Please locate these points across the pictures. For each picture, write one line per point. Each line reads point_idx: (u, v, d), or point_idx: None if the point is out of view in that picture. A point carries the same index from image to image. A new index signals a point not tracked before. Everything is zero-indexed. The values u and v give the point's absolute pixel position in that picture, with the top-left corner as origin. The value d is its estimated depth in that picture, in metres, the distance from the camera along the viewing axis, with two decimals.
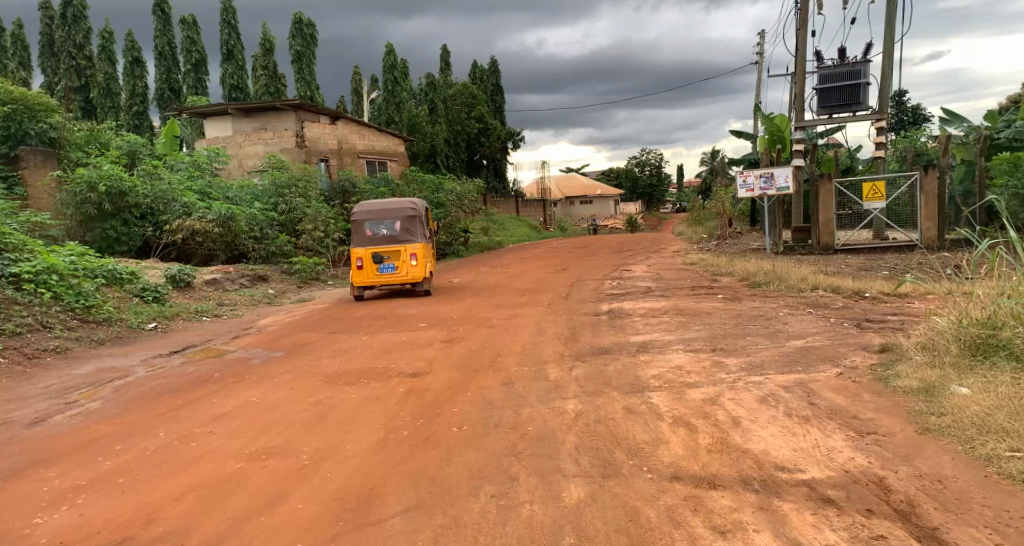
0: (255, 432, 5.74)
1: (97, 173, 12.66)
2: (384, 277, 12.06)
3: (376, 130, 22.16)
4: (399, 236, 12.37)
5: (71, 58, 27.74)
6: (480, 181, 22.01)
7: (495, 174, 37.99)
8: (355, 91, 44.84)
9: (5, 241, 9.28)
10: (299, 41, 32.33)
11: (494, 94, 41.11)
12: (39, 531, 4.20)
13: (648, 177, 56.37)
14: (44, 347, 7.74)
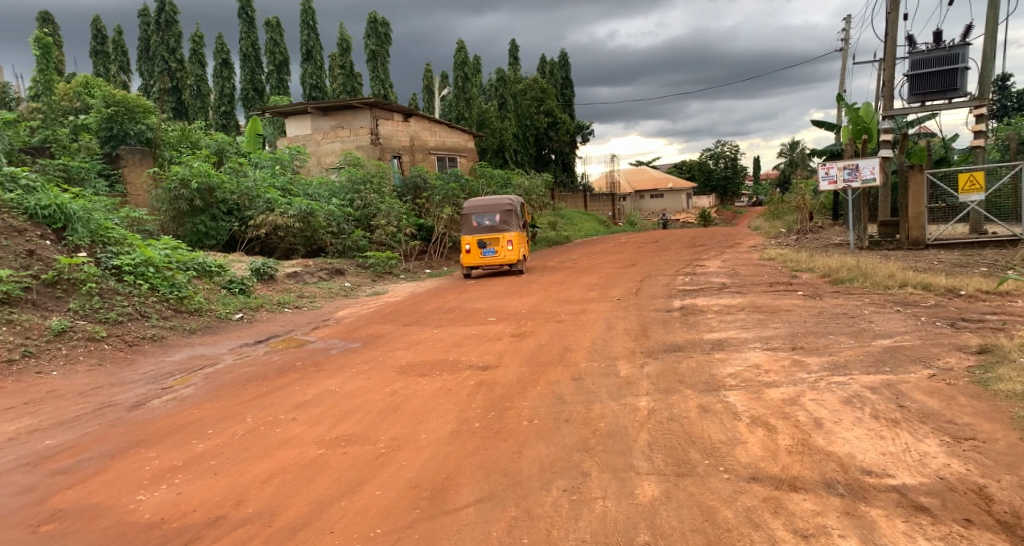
0: (334, 420, 5.96)
1: (189, 170, 13.42)
2: (485, 260, 14.01)
3: (447, 127, 22.48)
4: (498, 225, 14.26)
5: (164, 62, 29.38)
6: (549, 175, 22.01)
7: (565, 169, 37.76)
8: (427, 88, 45.63)
9: (109, 235, 9.97)
10: (374, 40, 33.20)
11: (564, 87, 40.97)
12: (142, 507, 4.50)
13: (723, 170, 54.56)
14: (143, 335, 8.27)
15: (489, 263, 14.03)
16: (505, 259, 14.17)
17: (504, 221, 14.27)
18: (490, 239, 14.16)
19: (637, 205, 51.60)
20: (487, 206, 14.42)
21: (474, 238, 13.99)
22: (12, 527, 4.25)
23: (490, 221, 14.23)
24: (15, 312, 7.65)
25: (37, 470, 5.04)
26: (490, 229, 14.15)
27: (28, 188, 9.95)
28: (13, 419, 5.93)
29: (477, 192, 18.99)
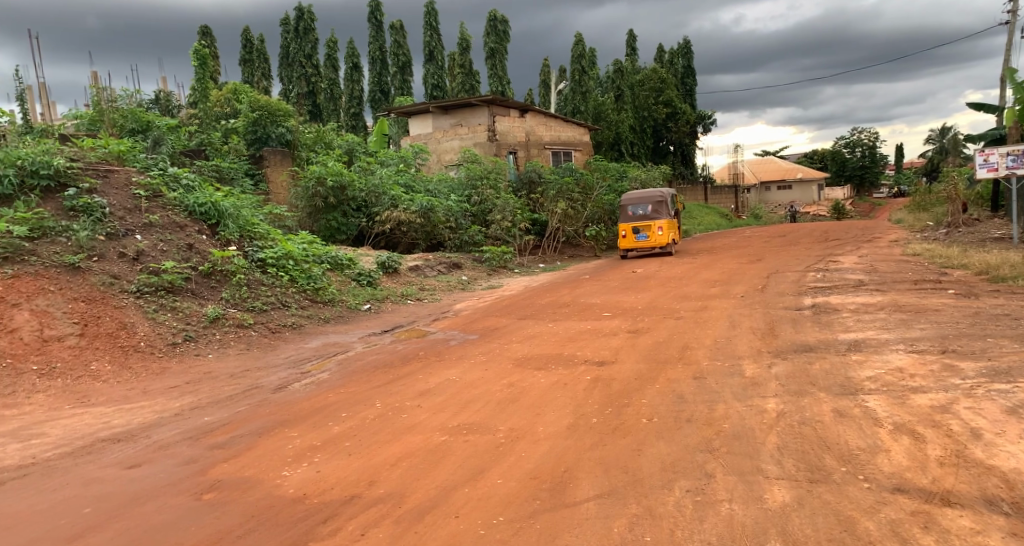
0: (456, 409, 6.15)
1: (325, 169, 14.33)
2: (639, 244, 16.23)
3: (563, 121, 22.49)
4: (650, 214, 16.31)
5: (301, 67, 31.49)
6: (667, 168, 21.50)
7: (683, 160, 36.77)
8: (544, 83, 45.90)
9: (255, 231, 10.86)
10: (494, 38, 33.83)
11: (684, 76, 39.82)
12: (286, 482, 4.87)
13: (859, 159, 50.35)
14: (284, 323, 8.94)
15: (642, 247, 16.28)
16: (657, 242, 16.38)
17: (656, 210, 16.46)
18: (643, 225, 16.41)
19: (761, 197, 49.48)
20: (640, 198, 16.51)
21: (629, 225, 16.31)
22: (181, 492, 4.73)
23: (643, 211, 16.38)
24: (178, 300, 8.50)
25: (197, 443, 5.58)
26: (643, 218, 16.27)
27: (189, 187, 10.98)
28: (178, 396, 6.60)
29: (592, 186, 18.83)
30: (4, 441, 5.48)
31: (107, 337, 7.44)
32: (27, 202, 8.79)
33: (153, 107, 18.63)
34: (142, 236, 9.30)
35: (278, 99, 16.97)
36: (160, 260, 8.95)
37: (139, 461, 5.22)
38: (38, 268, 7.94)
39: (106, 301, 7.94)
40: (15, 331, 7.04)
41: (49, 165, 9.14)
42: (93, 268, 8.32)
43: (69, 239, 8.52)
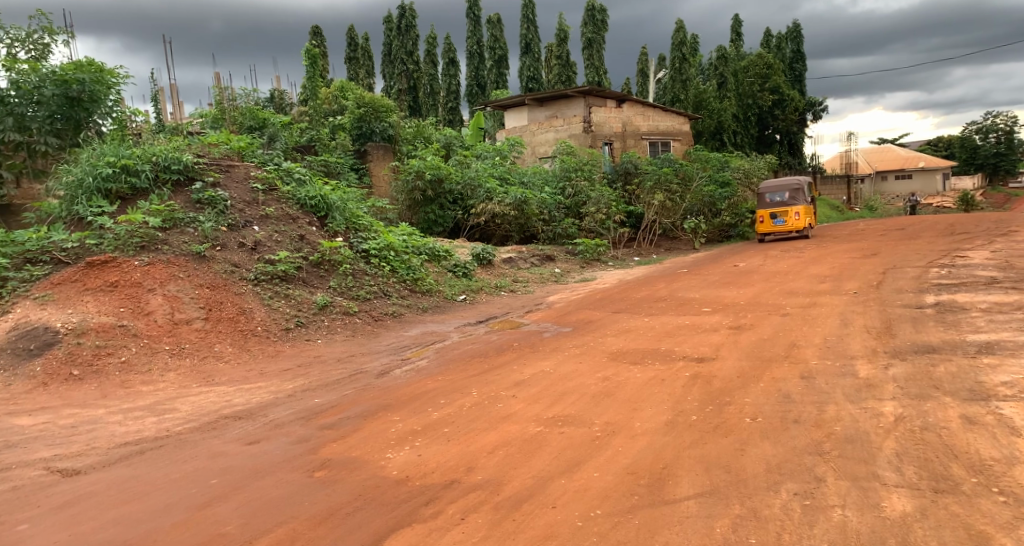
0: (551, 400, 6.18)
1: (424, 163, 14.75)
2: (777, 228, 17.63)
3: (661, 110, 21.99)
4: (787, 201, 17.67)
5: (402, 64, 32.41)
6: (772, 157, 20.56)
7: (791, 150, 35.11)
8: (642, 72, 45.15)
9: (359, 223, 11.33)
10: (592, 28, 33.54)
11: (793, 61, 37.95)
12: (390, 464, 5.06)
13: (992, 146, 45.40)
14: (386, 312, 9.28)
15: (779, 231, 17.61)
16: (793, 227, 17.71)
17: (792, 197, 17.78)
18: (780, 211, 17.76)
19: (875, 188, 46.57)
20: (778, 186, 17.89)
21: (767, 211, 17.69)
22: (294, 469, 5.01)
23: (780, 198, 17.79)
24: (291, 287, 9.01)
25: (308, 423, 5.89)
26: (780, 204, 17.68)
27: (300, 180, 11.55)
28: (290, 379, 6.99)
29: (692, 176, 18.28)
30: (141, 414, 6.00)
31: (229, 322, 7.98)
32: (161, 195, 9.61)
33: (268, 106, 19.76)
34: (258, 227, 9.92)
35: (382, 95, 17.58)
36: (274, 250, 9.51)
37: (257, 438, 5.57)
38: (170, 256, 8.63)
39: (227, 287, 8.53)
40: (150, 313, 7.68)
41: (179, 162, 9.95)
42: (216, 256, 8.97)
43: (196, 229, 9.21)
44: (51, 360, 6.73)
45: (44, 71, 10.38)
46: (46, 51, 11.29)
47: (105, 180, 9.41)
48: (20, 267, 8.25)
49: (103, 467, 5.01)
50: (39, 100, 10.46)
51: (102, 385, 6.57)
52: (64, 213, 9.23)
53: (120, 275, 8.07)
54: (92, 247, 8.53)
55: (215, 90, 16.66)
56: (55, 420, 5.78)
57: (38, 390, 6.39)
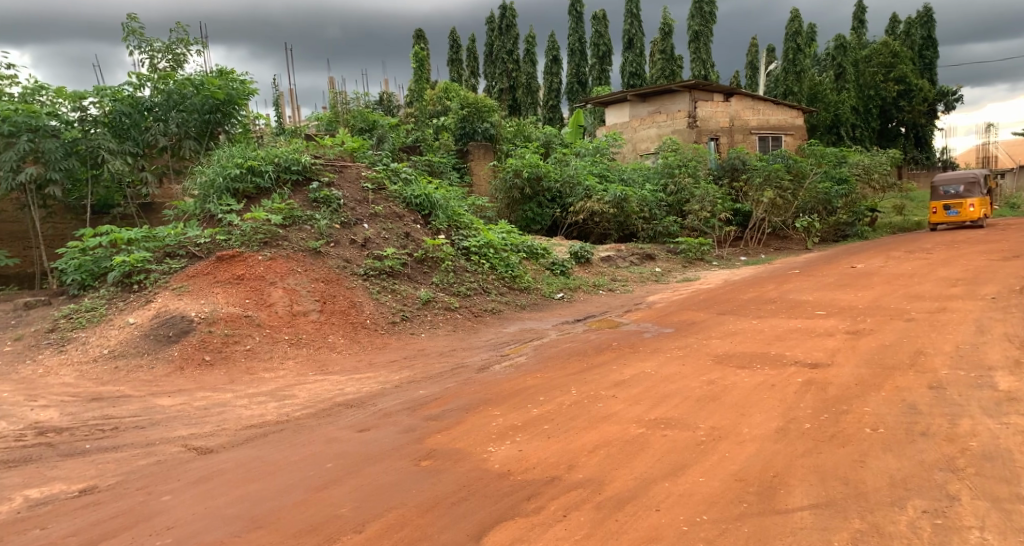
0: (653, 402, 6.06)
1: (523, 162, 14.93)
2: (950, 219, 18.81)
3: (773, 103, 21.04)
4: (962, 193, 18.82)
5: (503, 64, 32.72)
6: (896, 151, 19.13)
7: (917, 143, 32.79)
8: (751, 65, 43.59)
9: (461, 221, 11.59)
10: (699, 20, 32.69)
11: (922, 49, 35.42)
12: (493, 457, 5.14)
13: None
14: (485, 308, 9.45)
15: (952, 221, 18.82)
16: (968, 217, 18.76)
17: (967, 190, 18.90)
18: (954, 203, 18.90)
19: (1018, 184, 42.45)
20: (953, 178, 19.05)
21: (940, 202, 18.96)
22: (402, 457, 5.19)
23: (955, 190, 18.95)
24: (397, 283, 9.36)
25: (414, 413, 6.09)
26: (954, 196, 18.83)
27: (407, 180, 11.93)
28: (396, 370, 7.26)
29: (806, 172, 17.34)
30: (264, 399, 6.41)
31: (341, 315, 8.38)
32: (282, 194, 10.25)
33: (377, 108, 20.55)
34: (368, 224, 10.36)
35: (483, 95, 17.84)
36: (382, 247, 9.90)
37: (368, 426, 5.82)
38: (289, 252, 9.17)
39: (340, 281, 8.97)
40: (272, 305, 8.19)
41: (298, 162, 10.57)
42: (330, 252, 9.45)
43: (312, 226, 9.76)
44: (187, 345, 7.30)
45: (183, 80, 11.30)
46: (182, 61, 12.24)
47: (233, 180, 10.14)
48: (161, 260, 9.05)
49: (231, 447, 5.40)
50: (179, 107, 11.38)
51: (229, 370, 7.08)
52: (198, 210, 10.03)
53: (246, 269, 8.65)
54: (221, 242, 9.21)
55: (329, 95, 17.55)
56: (190, 401, 6.28)
57: (176, 373, 6.96)
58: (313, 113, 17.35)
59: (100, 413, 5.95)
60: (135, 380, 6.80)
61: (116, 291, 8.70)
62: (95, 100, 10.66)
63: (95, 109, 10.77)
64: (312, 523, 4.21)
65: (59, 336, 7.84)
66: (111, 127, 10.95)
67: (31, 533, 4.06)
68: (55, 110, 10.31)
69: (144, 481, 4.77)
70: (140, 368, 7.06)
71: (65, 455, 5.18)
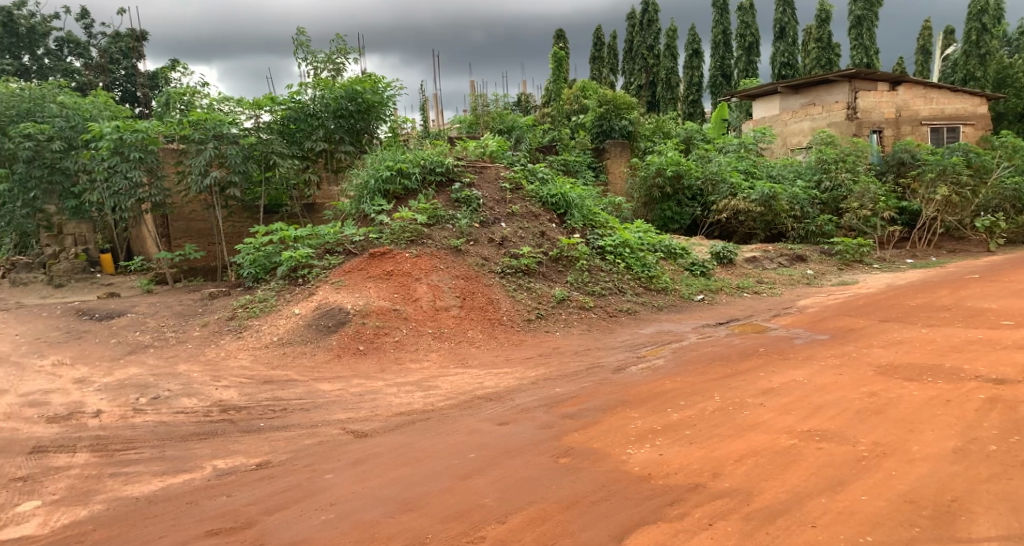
0: (806, 412, 5.67)
1: (665, 159, 14.69)
2: None
3: (949, 91, 19.02)
4: None
5: (644, 60, 32.18)
6: None
7: None
8: (924, 49, 39.77)
9: (596, 220, 11.56)
10: (862, 4, 30.24)
11: None
12: (632, 459, 5.05)
13: None
14: (621, 308, 9.33)
15: None
16: None
17: None
18: None
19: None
20: None
21: None
22: (541, 453, 5.23)
23: None
24: (532, 281, 9.49)
25: (551, 411, 6.12)
26: None
27: (543, 179, 12.07)
28: (533, 367, 7.36)
29: (989, 167, 15.69)
30: (411, 389, 6.74)
31: (479, 311, 8.65)
32: (427, 195, 10.76)
33: (515, 109, 21.09)
34: (505, 223, 10.61)
35: (622, 92, 17.43)
36: (519, 246, 10.10)
37: (507, 420, 5.94)
38: (433, 249, 9.60)
39: (479, 279, 9.25)
40: (417, 300, 8.62)
41: (442, 164, 11.03)
42: (470, 250, 9.77)
43: (454, 225, 10.15)
44: (344, 336, 7.84)
45: (340, 87, 12.13)
46: (342, 70, 13.17)
47: (385, 182, 10.81)
48: (322, 256, 9.82)
49: (382, 432, 5.72)
50: (339, 114, 12.21)
51: (380, 360, 7.52)
52: (354, 210, 10.80)
53: (394, 265, 9.15)
54: (374, 240, 9.83)
55: (471, 97, 18.13)
56: (347, 387, 6.75)
57: (335, 359, 7.50)
58: (456, 116, 18.00)
59: (272, 395, 6.54)
60: (300, 365, 7.41)
61: (284, 284, 9.55)
62: (267, 109, 11.73)
63: (268, 117, 11.87)
64: (457, 511, 4.36)
65: (238, 323, 8.72)
66: (281, 132, 12.00)
67: (219, 499, 4.52)
68: (236, 119, 11.45)
69: (309, 459, 5.19)
70: (304, 354, 7.68)
71: (244, 431, 5.73)
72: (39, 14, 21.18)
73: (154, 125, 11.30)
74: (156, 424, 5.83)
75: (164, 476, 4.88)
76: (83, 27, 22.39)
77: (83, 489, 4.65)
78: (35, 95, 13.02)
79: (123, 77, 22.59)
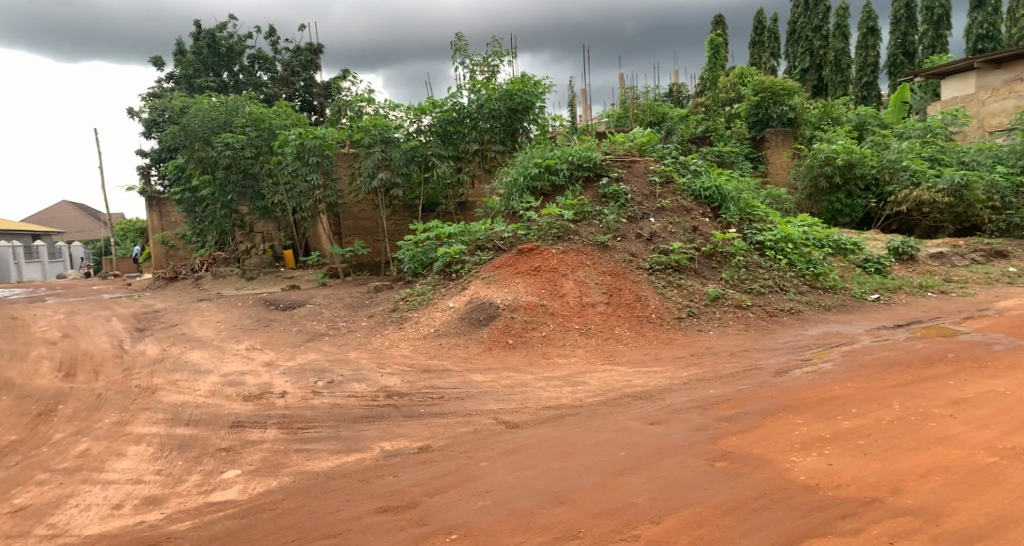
0: (1007, 428, 4.97)
1: (834, 147, 13.60)
2: None
3: None
4: None
5: (809, 42, 30.01)
6: None
7: None
8: None
9: (754, 214, 10.97)
10: None
11: None
12: (797, 467, 4.71)
13: None
14: (782, 307, 8.75)
15: None
16: None
17: None
18: None
19: None
20: None
21: None
22: (697, 455, 5.03)
23: None
24: (683, 278, 9.19)
25: (706, 412, 5.89)
26: None
27: (696, 172, 11.69)
28: (685, 367, 7.12)
29: None
30: (560, 383, 6.80)
31: (627, 307, 8.52)
32: (575, 190, 10.79)
33: (667, 100, 20.60)
34: (655, 218, 10.37)
35: (783, 78, 16.36)
36: (669, 241, 9.82)
37: (659, 420, 5.79)
38: (580, 245, 9.60)
39: (627, 276, 9.12)
40: (564, 295, 8.68)
41: (590, 160, 11.01)
42: (617, 246, 9.66)
43: (601, 221, 10.08)
44: (494, 329, 8.07)
45: (494, 89, 12.48)
46: (497, 71, 13.56)
47: (533, 179, 11.00)
48: (474, 252, 10.20)
49: (533, 425, 5.82)
50: (493, 114, 12.55)
51: (529, 353, 7.66)
52: (504, 207, 11.10)
53: (541, 262, 9.28)
54: (522, 236, 10.01)
55: (620, 91, 17.90)
56: (499, 379, 6.94)
57: (485, 352, 7.75)
58: (605, 110, 17.86)
59: (430, 383, 6.89)
60: (455, 355, 7.76)
61: (439, 278, 10.04)
62: (427, 113, 12.39)
63: (428, 120, 12.54)
64: (609, 508, 4.31)
65: (399, 314, 9.30)
66: (438, 134, 12.61)
67: (386, 479, 4.84)
68: (400, 124, 12.21)
69: (465, 446, 5.40)
70: (458, 345, 8.02)
71: (406, 416, 6.09)
72: (236, 34, 23.75)
73: (329, 132, 12.35)
74: (331, 405, 6.37)
75: (339, 454, 5.32)
76: (270, 44, 24.90)
77: (273, 462, 5.19)
78: (231, 108, 14.72)
79: (302, 88, 24.76)
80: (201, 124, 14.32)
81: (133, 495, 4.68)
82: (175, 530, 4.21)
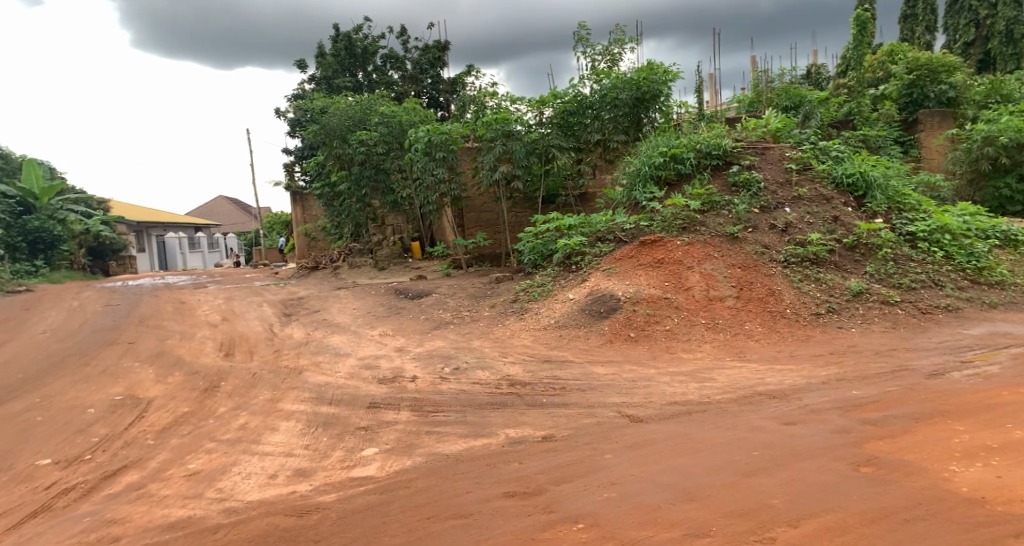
0: None
1: (998, 126, 12.22)
2: None
3: None
4: None
5: (974, 11, 26.75)
6: None
7: None
8: None
9: (905, 202, 10.08)
10: None
11: None
12: (957, 478, 4.28)
13: None
14: (937, 304, 7.97)
15: None
16: None
17: None
18: None
19: None
20: None
21: None
22: (839, 458, 4.70)
23: None
24: (822, 272, 8.61)
25: (849, 415, 5.48)
26: None
27: (837, 158, 10.91)
28: (823, 366, 6.68)
29: None
30: (686, 379, 6.60)
31: (759, 302, 8.12)
32: (702, 179, 10.41)
33: (804, 83, 19.48)
34: (790, 208, 9.79)
35: (943, 54, 15.05)
36: (806, 232, 9.25)
37: (795, 420, 5.47)
38: (707, 237, 9.27)
39: (758, 269, 8.68)
40: (690, 289, 8.42)
41: (720, 147, 10.58)
42: (747, 238, 9.22)
43: (730, 211, 9.66)
44: (616, 322, 7.98)
45: (619, 78, 12.27)
46: (620, 59, 13.35)
47: (658, 168, 10.73)
48: (594, 244, 10.12)
49: (658, 420, 5.69)
50: (615, 104, 12.33)
51: (652, 347, 7.50)
52: (625, 198, 10.93)
53: (665, 254, 9.05)
54: (645, 227, 9.82)
55: (752, 74, 17.02)
56: (621, 372, 6.86)
57: (607, 344, 7.68)
58: (735, 95, 17.09)
59: (552, 374, 6.93)
60: (576, 346, 7.75)
61: (559, 270, 10.06)
62: (549, 105, 12.43)
63: (550, 112, 12.58)
64: (744, 508, 4.14)
65: (520, 305, 9.43)
66: (560, 126, 12.63)
67: (513, 465, 4.93)
68: (522, 117, 12.35)
69: (589, 437, 5.38)
70: (579, 337, 8.00)
71: (529, 405, 6.17)
72: (370, 35, 25.06)
73: (455, 127, 12.73)
74: (458, 391, 6.58)
75: (467, 438, 5.49)
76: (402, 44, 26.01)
77: (407, 442, 5.45)
78: (366, 107, 15.51)
79: (430, 85, 25.69)
80: (339, 123, 15.22)
81: (286, 467, 5.09)
82: (323, 501, 4.52)
